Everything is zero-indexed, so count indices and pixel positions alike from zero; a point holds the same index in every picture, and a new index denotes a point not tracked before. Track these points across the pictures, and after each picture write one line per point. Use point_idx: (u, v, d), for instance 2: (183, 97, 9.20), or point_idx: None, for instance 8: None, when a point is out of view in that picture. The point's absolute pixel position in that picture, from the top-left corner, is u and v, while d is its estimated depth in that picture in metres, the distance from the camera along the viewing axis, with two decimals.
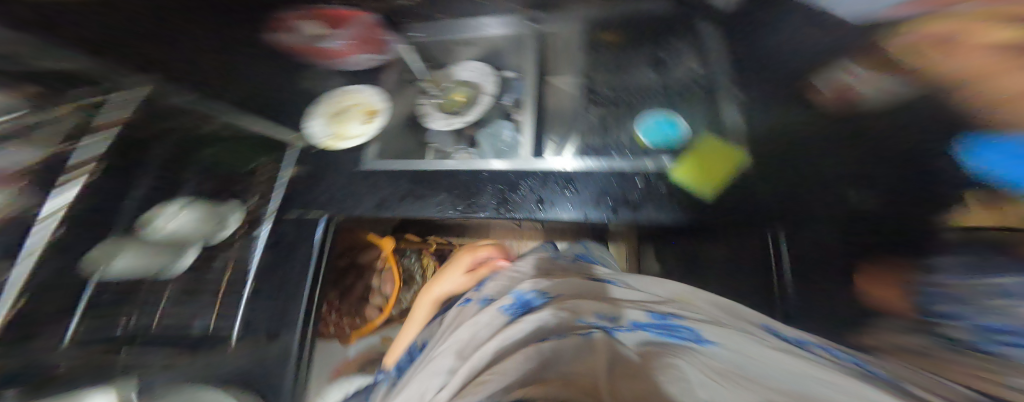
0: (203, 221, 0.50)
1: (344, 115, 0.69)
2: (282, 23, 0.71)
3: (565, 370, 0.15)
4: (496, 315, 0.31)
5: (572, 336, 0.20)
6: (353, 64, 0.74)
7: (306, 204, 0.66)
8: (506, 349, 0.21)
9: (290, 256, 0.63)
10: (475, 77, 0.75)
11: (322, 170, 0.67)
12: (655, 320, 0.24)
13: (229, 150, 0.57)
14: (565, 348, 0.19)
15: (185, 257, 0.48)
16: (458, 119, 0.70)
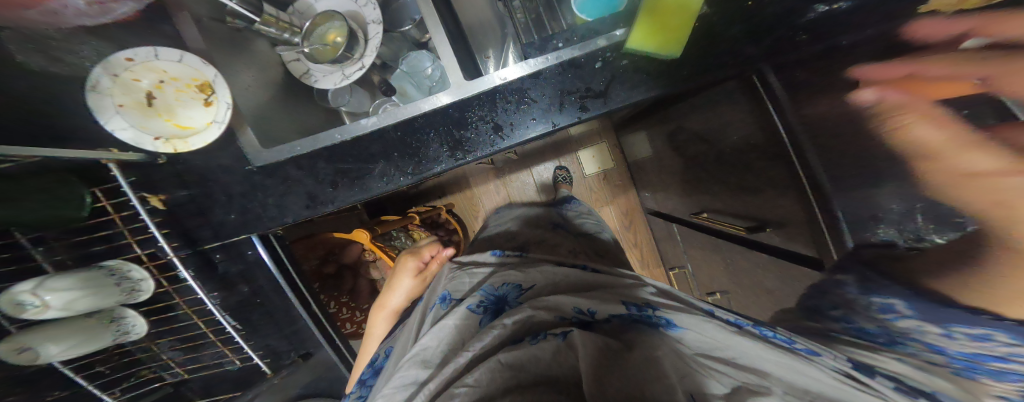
0: (92, 292, 0.43)
1: (164, 103, 0.45)
2: None
3: (532, 364, 0.29)
4: (467, 312, 0.43)
5: (552, 338, 0.33)
6: (93, 7, 0.43)
7: (221, 232, 0.53)
8: (491, 345, 0.35)
9: (253, 288, 0.57)
10: (344, 0, 0.54)
11: (207, 189, 0.51)
12: (644, 316, 0.40)
13: None
14: (529, 357, 0.30)
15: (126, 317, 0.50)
16: (351, 65, 0.53)
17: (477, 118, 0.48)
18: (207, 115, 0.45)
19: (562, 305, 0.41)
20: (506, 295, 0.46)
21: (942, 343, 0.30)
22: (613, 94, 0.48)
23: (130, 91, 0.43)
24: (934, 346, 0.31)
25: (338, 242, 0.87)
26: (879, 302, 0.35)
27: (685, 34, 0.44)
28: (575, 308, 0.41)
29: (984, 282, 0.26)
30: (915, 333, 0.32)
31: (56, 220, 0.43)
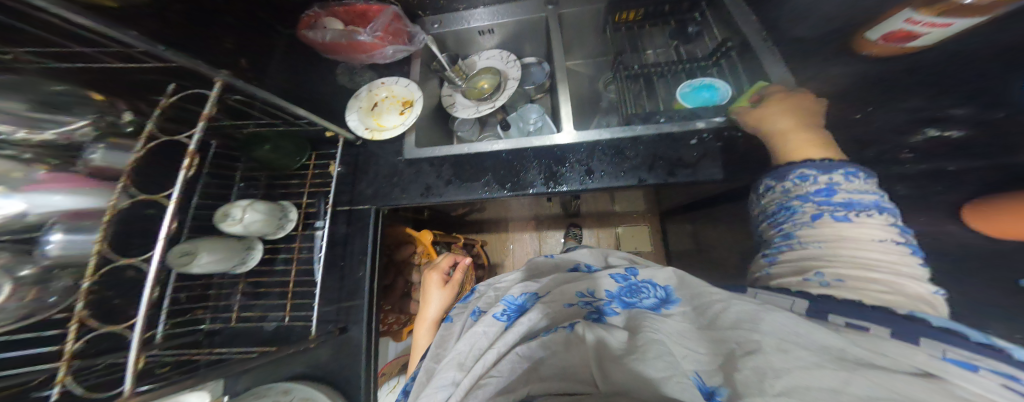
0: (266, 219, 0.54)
1: (378, 109, 0.70)
2: (308, 21, 0.73)
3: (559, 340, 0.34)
4: (490, 318, 0.39)
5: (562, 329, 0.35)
6: (387, 56, 0.74)
7: (353, 197, 0.66)
8: (497, 357, 0.34)
9: (346, 251, 0.65)
10: (497, 64, 0.79)
11: (359, 164, 0.68)
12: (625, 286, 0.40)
13: (281, 150, 0.60)
14: (548, 342, 0.34)
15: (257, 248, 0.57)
16: (486, 105, 0.73)
17: (574, 160, 0.57)
18: (400, 120, 0.67)
19: (562, 312, 0.39)
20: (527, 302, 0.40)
21: (795, 201, 0.41)
22: (702, 166, 0.53)
23: (366, 100, 0.71)
24: (812, 222, 0.38)
25: (401, 239, 0.90)
26: (794, 171, 0.43)
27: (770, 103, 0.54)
28: (578, 293, 0.41)
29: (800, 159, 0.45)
30: (805, 225, 0.39)
31: (279, 164, 0.61)
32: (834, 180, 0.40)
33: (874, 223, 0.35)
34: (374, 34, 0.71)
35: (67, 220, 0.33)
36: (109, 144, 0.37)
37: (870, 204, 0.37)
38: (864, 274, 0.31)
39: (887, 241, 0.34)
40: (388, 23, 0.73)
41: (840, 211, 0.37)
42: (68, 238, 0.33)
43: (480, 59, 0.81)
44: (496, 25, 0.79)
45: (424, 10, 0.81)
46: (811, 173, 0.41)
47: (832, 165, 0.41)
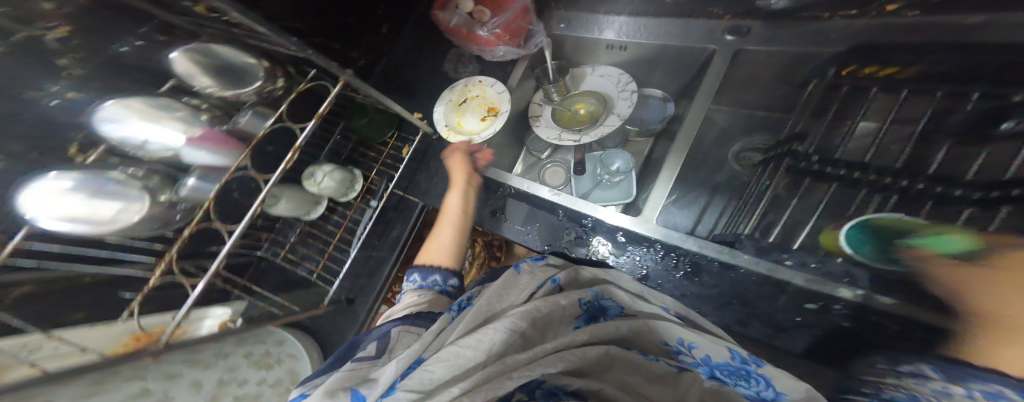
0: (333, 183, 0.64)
1: (465, 107, 0.70)
2: (445, 1, 0.77)
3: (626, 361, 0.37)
4: (574, 300, 0.39)
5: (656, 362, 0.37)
6: (496, 55, 0.71)
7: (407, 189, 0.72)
8: (578, 340, 0.35)
9: (383, 233, 0.71)
10: (607, 86, 0.63)
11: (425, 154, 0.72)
12: (740, 363, 0.35)
13: (371, 124, 0.72)
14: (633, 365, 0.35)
15: (322, 205, 0.67)
16: (569, 136, 0.61)
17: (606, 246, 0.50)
18: (479, 127, 0.67)
19: (655, 338, 0.39)
20: (611, 309, 0.42)
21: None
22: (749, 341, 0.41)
23: (457, 95, 0.71)
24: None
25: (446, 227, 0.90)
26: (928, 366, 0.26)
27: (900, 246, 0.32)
28: (675, 338, 0.38)
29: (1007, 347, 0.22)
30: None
31: (365, 136, 0.72)
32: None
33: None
34: (491, 30, 0.69)
35: (204, 170, 0.43)
36: (255, 112, 0.50)
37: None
38: None
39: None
40: (511, 19, 0.68)
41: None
42: (197, 183, 0.42)
43: (592, 74, 0.66)
44: (631, 42, 0.63)
45: (557, 2, 0.71)
46: (954, 386, 0.22)
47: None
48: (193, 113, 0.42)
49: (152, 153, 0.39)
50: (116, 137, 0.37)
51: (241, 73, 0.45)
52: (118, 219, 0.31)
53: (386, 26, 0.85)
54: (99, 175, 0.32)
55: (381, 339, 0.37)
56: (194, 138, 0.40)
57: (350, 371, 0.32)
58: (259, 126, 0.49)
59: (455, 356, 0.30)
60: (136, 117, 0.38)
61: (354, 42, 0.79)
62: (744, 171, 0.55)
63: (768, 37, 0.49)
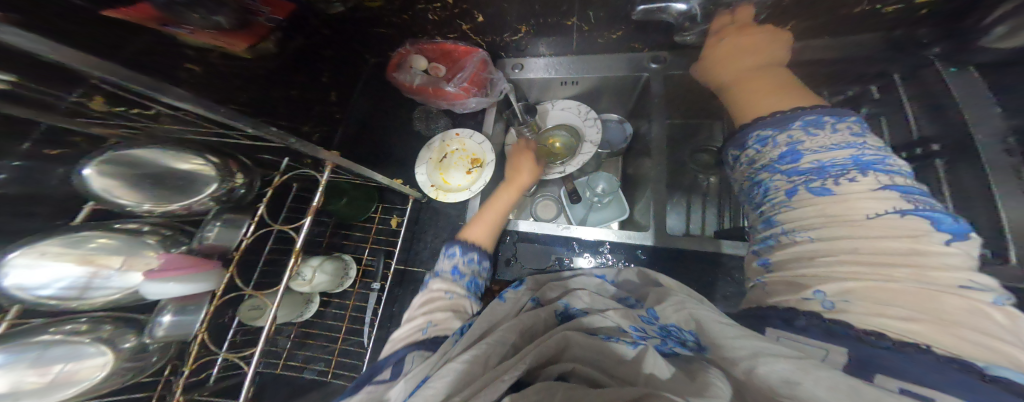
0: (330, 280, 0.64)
1: (446, 163, 0.75)
2: (398, 62, 0.80)
3: (579, 355, 0.31)
4: (551, 311, 0.40)
5: (620, 343, 0.30)
6: (467, 105, 0.78)
7: (410, 258, 0.80)
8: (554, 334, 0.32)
9: (394, 309, 0.76)
10: (571, 118, 0.74)
11: (426, 219, 0.83)
12: (660, 328, 0.34)
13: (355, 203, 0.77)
14: (593, 346, 0.30)
15: (315, 300, 0.68)
16: (554, 170, 0.70)
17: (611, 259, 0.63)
18: (467, 180, 0.72)
19: (607, 328, 0.33)
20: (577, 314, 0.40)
21: (769, 173, 0.40)
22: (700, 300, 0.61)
23: (438, 152, 0.76)
24: (785, 203, 0.37)
25: None
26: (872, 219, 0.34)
27: None
28: (632, 326, 0.33)
29: (766, 96, 0.47)
30: (783, 207, 0.38)
31: (347, 215, 0.76)
32: (840, 126, 0.39)
33: (868, 183, 0.33)
34: (459, 85, 0.75)
35: (178, 302, 0.36)
36: (226, 219, 0.42)
37: (846, 159, 0.35)
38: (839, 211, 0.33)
39: (890, 211, 0.31)
40: (475, 73, 0.75)
41: (817, 181, 0.36)
42: (176, 319, 0.35)
43: (554, 109, 0.76)
44: (580, 77, 0.74)
45: (505, 51, 0.79)
46: (770, 135, 0.42)
47: (843, 112, 0.40)
48: (134, 239, 0.34)
49: (92, 300, 0.31)
50: (41, 293, 0.29)
51: (185, 182, 0.38)
52: (79, 377, 0.29)
53: (335, 93, 0.82)
54: (33, 343, 0.28)
55: (395, 365, 0.36)
56: (154, 271, 0.32)
57: (368, 394, 0.32)
58: (234, 237, 0.42)
59: (457, 372, 0.29)
60: (60, 260, 0.31)
61: (304, 117, 0.74)
62: (696, 170, 0.70)
63: (681, 64, 0.65)
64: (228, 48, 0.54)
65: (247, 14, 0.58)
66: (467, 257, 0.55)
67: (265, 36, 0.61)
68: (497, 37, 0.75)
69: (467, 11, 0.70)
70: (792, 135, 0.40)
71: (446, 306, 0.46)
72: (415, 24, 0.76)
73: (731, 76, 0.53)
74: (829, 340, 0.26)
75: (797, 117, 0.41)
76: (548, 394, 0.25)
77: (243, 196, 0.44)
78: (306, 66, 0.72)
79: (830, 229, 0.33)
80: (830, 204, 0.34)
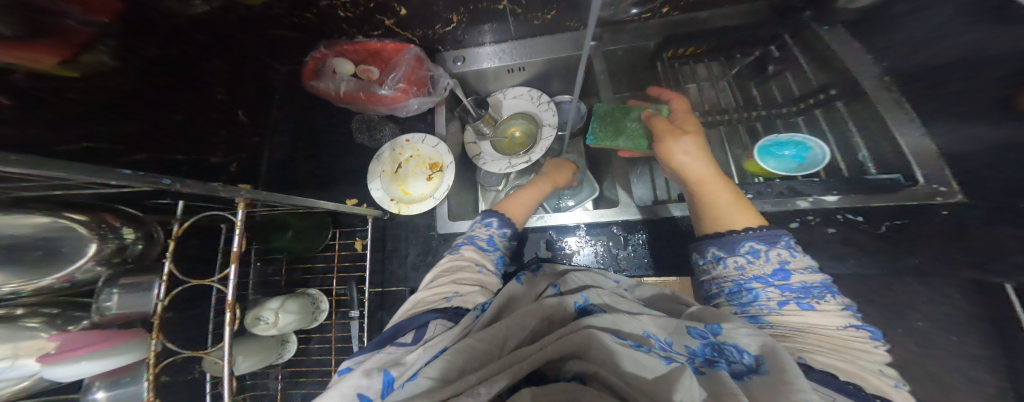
0: (299, 320, 0.58)
1: (403, 172, 0.70)
2: (315, 69, 0.72)
3: (603, 355, 0.29)
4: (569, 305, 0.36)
5: (654, 357, 0.28)
6: (410, 107, 0.72)
7: (385, 278, 0.75)
8: (574, 337, 0.30)
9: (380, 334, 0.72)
10: (525, 106, 0.75)
11: (396, 234, 0.78)
12: (706, 344, 0.29)
13: (309, 232, 0.70)
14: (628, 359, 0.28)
15: (292, 340, 0.64)
16: (519, 160, 0.69)
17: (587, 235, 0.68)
18: (428, 188, 0.69)
19: (634, 334, 0.32)
20: (595, 310, 0.36)
21: (755, 283, 0.35)
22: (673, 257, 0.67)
23: (390, 162, 0.71)
24: (775, 310, 0.33)
25: None
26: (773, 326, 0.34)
27: (790, 162, 0.51)
28: (644, 333, 0.32)
29: (704, 185, 0.45)
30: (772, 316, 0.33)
31: (304, 247, 0.69)
32: (785, 257, 0.35)
33: (835, 310, 0.31)
34: (395, 87, 0.69)
35: (106, 379, 0.35)
36: (125, 285, 0.35)
37: (822, 284, 0.33)
38: (842, 334, 0.30)
39: (847, 327, 0.30)
40: (410, 71, 0.69)
41: (804, 298, 0.32)
42: (111, 394, 0.34)
43: (507, 98, 0.76)
44: (526, 63, 0.72)
45: (443, 44, 0.74)
46: (760, 248, 0.36)
47: (774, 235, 0.36)
48: (13, 324, 0.30)
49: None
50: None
51: (56, 252, 0.31)
52: None
53: (243, 111, 0.71)
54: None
55: (419, 328, 0.35)
56: (51, 355, 0.30)
57: (389, 351, 0.32)
58: (147, 301, 0.36)
59: (474, 348, 0.29)
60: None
61: (212, 146, 0.63)
62: None
63: (618, 40, 0.65)
64: (30, 65, 0.38)
65: (39, 13, 0.38)
66: (501, 232, 0.54)
67: (88, 44, 0.43)
68: (428, 29, 0.70)
69: (384, 5, 0.64)
70: (770, 256, 0.35)
71: (474, 279, 0.44)
72: (327, 23, 0.67)
73: (704, 168, 0.46)
74: (835, 389, 0.23)
75: (760, 236, 0.37)
76: (575, 395, 0.25)
77: (144, 254, 0.40)
78: (190, 79, 0.59)
79: (820, 343, 0.30)
80: (822, 324, 0.31)
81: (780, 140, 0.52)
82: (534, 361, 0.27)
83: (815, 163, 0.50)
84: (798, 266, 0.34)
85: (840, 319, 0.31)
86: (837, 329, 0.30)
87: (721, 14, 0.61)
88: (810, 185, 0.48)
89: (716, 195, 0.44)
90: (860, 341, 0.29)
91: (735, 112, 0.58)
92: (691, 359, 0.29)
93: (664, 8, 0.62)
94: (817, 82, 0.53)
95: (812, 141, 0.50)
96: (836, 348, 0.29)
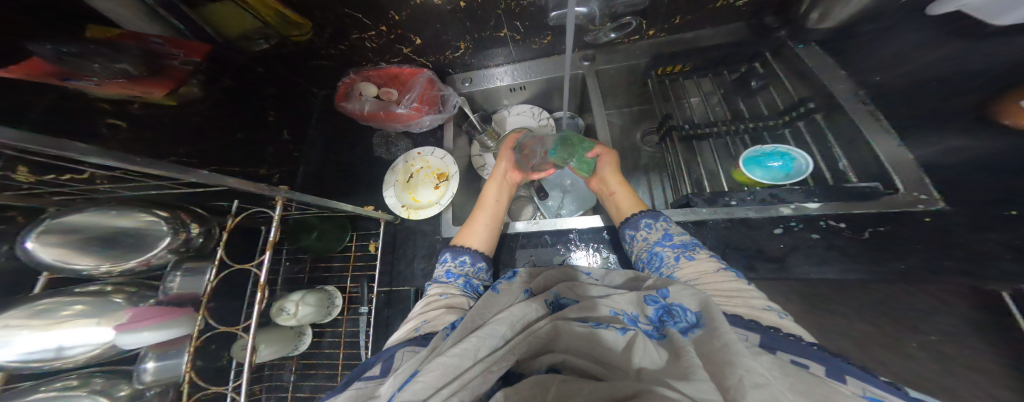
0: (318, 311, 0.66)
1: (413, 181, 0.78)
2: (344, 91, 0.82)
3: (574, 344, 0.35)
4: (541, 301, 0.40)
5: (614, 331, 0.35)
6: (422, 123, 0.81)
7: (393, 278, 0.82)
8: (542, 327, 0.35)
9: (386, 330, 0.78)
10: (526, 121, 0.82)
11: (404, 238, 0.85)
12: (659, 308, 0.36)
13: (333, 234, 0.79)
14: (593, 339, 0.34)
15: (308, 333, 0.71)
16: None
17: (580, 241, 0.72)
18: (436, 195, 0.75)
19: (603, 316, 0.38)
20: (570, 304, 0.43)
21: (656, 248, 0.48)
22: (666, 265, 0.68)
23: (402, 172, 0.79)
24: (674, 265, 0.44)
25: None
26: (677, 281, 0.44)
27: (772, 175, 0.51)
28: (611, 312, 0.38)
29: (617, 185, 0.63)
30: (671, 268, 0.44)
31: (327, 246, 0.78)
32: (666, 226, 0.50)
33: (706, 257, 0.43)
34: (410, 106, 0.78)
35: (156, 350, 0.41)
36: (187, 269, 0.44)
37: (693, 244, 0.47)
38: (727, 276, 0.39)
39: (720, 268, 0.41)
40: (423, 92, 0.78)
41: (683, 252, 0.46)
42: (159, 364, 0.40)
43: (510, 114, 0.84)
44: (527, 83, 0.80)
45: (453, 68, 0.83)
46: (650, 221, 0.52)
47: (655, 213, 0.53)
48: (101, 299, 0.37)
49: (73, 357, 0.34)
50: (14, 360, 0.32)
51: (138, 238, 0.40)
52: None
53: (287, 131, 0.82)
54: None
55: (387, 360, 0.39)
56: (125, 324, 0.36)
57: (357, 390, 0.34)
58: (198, 284, 0.45)
59: (445, 365, 0.31)
60: (29, 329, 0.33)
61: (260, 160, 0.74)
62: (648, 151, 0.77)
63: (611, 59, 0.71)
64: (143, 96, 0.51)
65: (158, 57, 0.53)
66: (459, 261, 0.58)
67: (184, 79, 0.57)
68: (440, 55, 0.79)
69: (404, 36, 0.73)
70: (658, 227, 0.51)
71: (440, 305, 0.48)
72: (356, 54, 0.79)
73: (612, 173, 0.65)
74: (749, 328, 0.29)
75: (647, 215, 0.53)
76: (542, 388, 0.29)
77: (204, 245, 0.49)
78: (247, 104, 0.71)
79: (706, 282, 0.39)
80: (702, 267, 0.42)
81: (765, 150, 0.52)
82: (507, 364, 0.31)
83: (799, 174, 0.50)
84: (677, 234, 0.49)
85: (717, 263, 0.42)
86: (728, 276, 0.38)
87: (706, 35, 0.65)
88: (792, 193, 0.49)
89: (620, 194, 0.62)
90: (742, 281, 0.37)
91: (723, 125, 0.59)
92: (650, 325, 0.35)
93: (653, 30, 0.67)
94: (798, 96, 0.55)
95: (798, 153, 0.51)
96: (735, 292, 0.36)
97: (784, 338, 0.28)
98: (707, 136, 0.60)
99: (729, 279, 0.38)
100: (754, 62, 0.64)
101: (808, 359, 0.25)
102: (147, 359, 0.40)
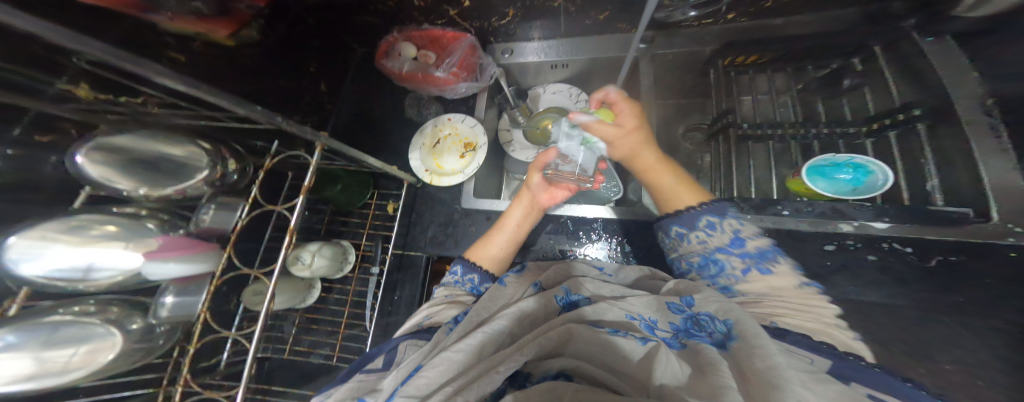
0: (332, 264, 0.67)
1: (440, 148, 0.77)
2: (384, 48, 0.80)
3: (584, 350, 0.34)
4: (549, 298, 0.41)
5: (631, 339, 0.33)
6: (458, 90, 0.79)
7: (408, 243, 0.83)
8: (548, 326, 0.34)
9: (394, 292, 0.80)
10: (562, 101, 0.79)
11: (422, 206, 0.85)
12: (687, 318, 0.34)
13: (352, 190, 0.79)
14: (602, 346, 0.33)
15: (316, 287, 0.73)
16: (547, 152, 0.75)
17: (601, 229, 0.72)
18: (461, 164, 0.74)
19: (618, 321, 0.36)
20: (581, 302, 0.41)
21: (718, 254, 0.41)
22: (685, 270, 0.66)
23: (431, 136, 0.78)
24: (739, 278, 0.39)
25: None
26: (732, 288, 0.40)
27: (832, 191, 0.48)
28: (626, 316, 0.36)
29: (650, 172, 0.54)
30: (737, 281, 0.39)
31: (346, 202, 0.78)
32: (737, 226, 0.41)
33: (785, 270, 0.37)
34: (448, 70, 0.75)
35: (177, 284, 0.41)
36: (220, 203, 0.46)
37: (772, 249, 0.39)
38: (802, 297, 0.35)
39: (799, 284, 0.36)
40: (464, 58, 0.76)
41: (761, 262, 0.39)
42: (178, 300, 0.40)
43: (546, 93, 0.80)
44: (570, 60, 0.76)
45: (495, 36, 0.80)
46: (715, 220, 0.42)
47: (720, 208, 0.43)
48: (135, 222, 0.38)
49: (99, 281, 0.34)
50: (41, 275, 0.32)
51: (179, 166, 0.41)
52: (74, 367, 0.30)
53: (324, 83, 0.80)
54: (46, 324, 0.31)
55: (389, 352, 0.39)
56: (153, 252, 0.37)
57: (359, 382, 0.35)
58: (229, 220, 0.46)
59: (449, 360, 0.31)
60: (61, 244, 0.33)
61: (296, 106, 0.74)
62: (688, 149, 0.73)
63: (671, 44, 0.66)
64: (208, 34, 0.52)
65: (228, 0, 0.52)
66: (467, 278, 0.54)
67: (246, 22, 0.57)
68: (485, 20, 0.75)
69: None
70: (729, 226, 0.42)
71: (443, 301, 0.48)
72: (399, 9, 0.76)
73: (649, 157, 0.54)
74: (812, 351, 0.27)
75: (715, 209, 0.43)
76: (557, 394, 0.28)
77: (238, 182, 0.49)
78: (296, 52, 0.71)
79: (776, 299, 0.35)
80: (773, 284, 0.37)
81: (831, 158, 0.49)
82: (512, 361, 0.30)
83: (866, 191, 0.46)
84: (750, 236, 0.40)
85: (793, 278, 0.36)
86: (805, 300, 0.34)
87: (794, 24, 0.59)
88: (860, 209, 0.45)
89: (669, 184, 0.51)
90: (823, 306, 0.34)
91: (780, 130, 0.54)
92: (676, 335, 0.33)
93: (728, 14, 0.62)
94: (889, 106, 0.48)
95: (878, 167, 0.45)
96: (803, 319, 0.32)
97: (859, 366, 0.25)
98: (764, 138, 0.56)
99: (814, 300, 0.34)
100: (854, 57, 0.55)
101: (894, 394, 0.22)
102: (164, 295, 0.40)
